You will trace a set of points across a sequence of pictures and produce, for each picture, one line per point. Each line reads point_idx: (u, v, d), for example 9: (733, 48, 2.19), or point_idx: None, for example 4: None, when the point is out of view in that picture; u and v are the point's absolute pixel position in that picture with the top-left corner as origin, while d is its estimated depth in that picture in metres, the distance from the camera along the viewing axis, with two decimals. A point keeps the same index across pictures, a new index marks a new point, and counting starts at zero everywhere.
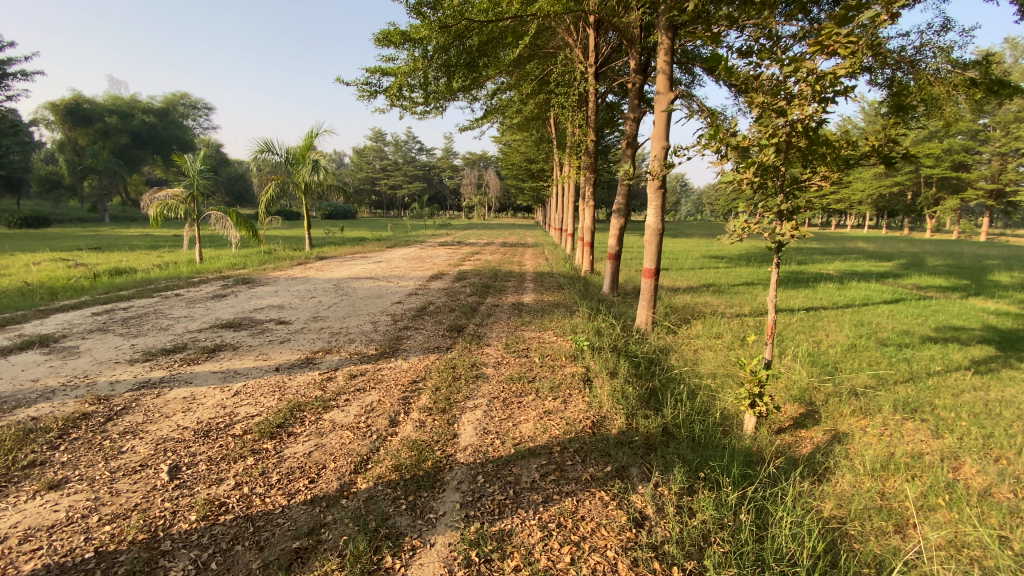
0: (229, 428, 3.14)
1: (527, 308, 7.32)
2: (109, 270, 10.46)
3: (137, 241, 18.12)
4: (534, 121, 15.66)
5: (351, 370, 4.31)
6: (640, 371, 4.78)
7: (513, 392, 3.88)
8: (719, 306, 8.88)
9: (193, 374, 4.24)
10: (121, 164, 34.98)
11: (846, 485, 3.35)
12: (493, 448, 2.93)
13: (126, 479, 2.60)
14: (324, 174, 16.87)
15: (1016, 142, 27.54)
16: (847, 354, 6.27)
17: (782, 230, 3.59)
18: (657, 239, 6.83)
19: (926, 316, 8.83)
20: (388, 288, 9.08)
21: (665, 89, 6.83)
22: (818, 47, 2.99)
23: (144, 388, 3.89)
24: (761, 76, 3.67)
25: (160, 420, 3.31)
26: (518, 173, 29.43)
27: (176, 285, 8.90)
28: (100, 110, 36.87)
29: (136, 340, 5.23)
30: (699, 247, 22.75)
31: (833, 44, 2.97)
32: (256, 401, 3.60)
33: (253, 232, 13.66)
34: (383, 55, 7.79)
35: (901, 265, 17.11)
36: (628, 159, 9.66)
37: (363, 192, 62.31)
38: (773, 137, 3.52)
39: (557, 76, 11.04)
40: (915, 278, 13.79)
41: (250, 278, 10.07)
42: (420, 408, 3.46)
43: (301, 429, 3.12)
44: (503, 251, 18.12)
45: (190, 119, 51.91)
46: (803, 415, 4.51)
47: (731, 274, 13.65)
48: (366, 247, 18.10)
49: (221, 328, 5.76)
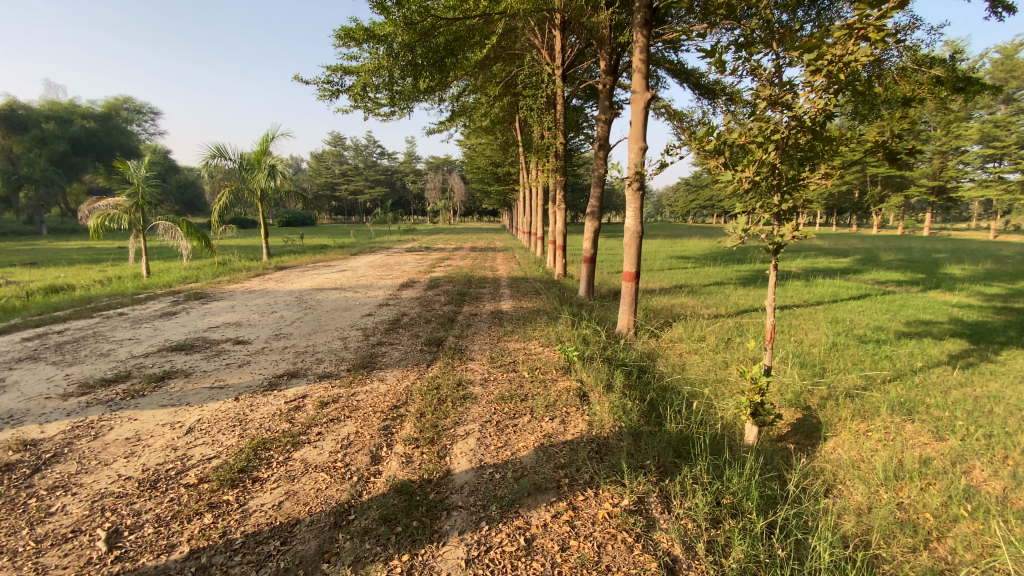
0: (181, 477, 2.69)
1: (506, 317, 7.00)
2: (44, 287, 9.52)
3: (76, 255, 16.77)
4: (500, 123, 15.42)
5: (321, 396, 3.87)
6: (633, 381, 4.52)
7: (505, 414, 3.55)
8: (697, 307, 8.79)
9: (139, 408, 3.69)
10: (59, 173, 32.76)
11: (863, 497, 3.18)
12: (495, 485, 2.59)
13: (55, 550, 2.12)
14: (282, 180, 16.07)
15: (955, 141, 29.26)
16: (830, 352, 6.21)
17: (783, 232, 3.42)
18: (637, 241, 6.59)
19: (894, 311, 8.98)
20: (356, 299, 8.56)
21: (641, 87, 6.63)
22: (847, 32, 2.72)
23: (80, 429, 3.32)
24: (755, 69, 3.44)
25: (98, 469, 2.79)
26: (483, 177, 29.06)
27: (120, 303, 8.13)
28: (36, 116, 34.47)
29: (72, 369, 4.59)
30: (667, 248, 22.97)
31: (863, 28, 2.68)
32: (213, 439, 3.13)
33: (207, 242, 12.81)
34: (344, 53, 7.34)
35: (857, 261, 17.71)
36: (599, 161, 9.48)
37: (323, 198, 60.45)
38: (774, 133, 3.34)
39: (524, 78, 10.85)
40: (874, 273, 14.22)
41: (204, 293, 9.36)
42: (404, 439, 3.09)
43: (268, 474, 2.69)
44: (473, 256, 17.73)
45: (136, 123, 49.22)
46: (800, 420, 4.35)
47: (702, 274, 13.71)
48: (330, 254, 17.39)
49: (171, 352, 5.18)
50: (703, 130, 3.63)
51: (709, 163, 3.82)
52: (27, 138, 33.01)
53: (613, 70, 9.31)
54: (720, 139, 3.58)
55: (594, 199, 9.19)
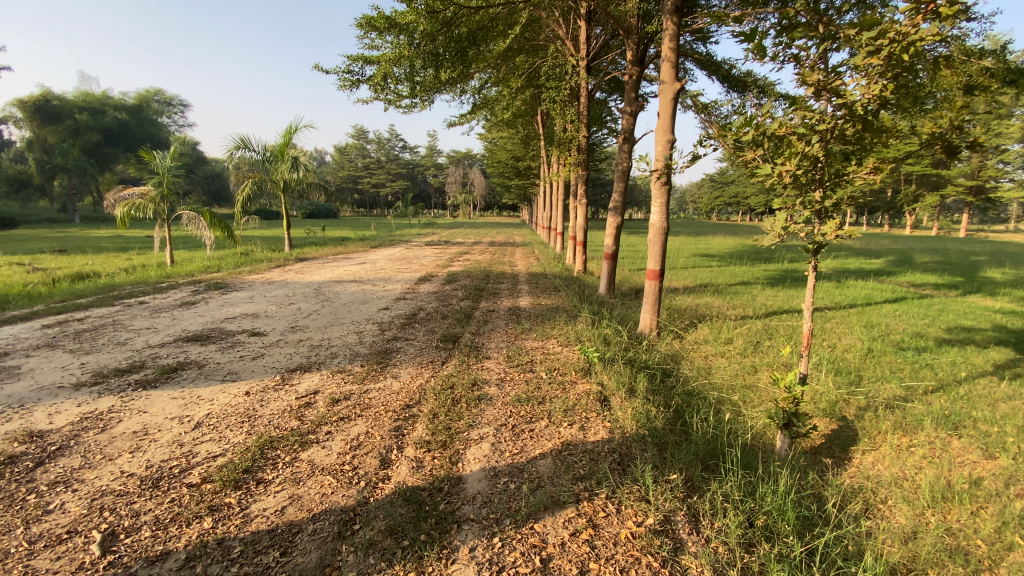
0: (184, 475, 2.59)
1: (525, 313, 6.84)
2: (70, 275, 9.69)
3: (107, 243, 17.17)
4: (521, 116, 15.18)
5: (333, 393, 3.74)
6: (657, 385, 4.32)
7: (522, 417, 3.38)
8: (722, 307, 8.49)
9: (149, 400, 3.62)
10: (91, 163, 33.68)
11: (906, 521, 2.95)
12: (509, 496, 2.43)
13: (48, 552, 2.03)
14: (304, 172, 16.14)
15: (996, 138, 27.96)
16: (866, 359, 5.88)
17: (826, 230, 3.16)
18: (662, 238, 6.33)
19: (933, 316, 8.52)
20: (374, 292, 8.49)
21: (670, 78, 6.34)
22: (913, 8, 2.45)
23: (88, 421, 3.26)
24: (798, 55, 3.20)
25: (102, 464, 2.72)
26: (504, 172, 28.83)
27: (141, 292, 8.20)
28: (70, 107, 35.43)
29: (87, 358, 4.57)
30: (690, 246, 22.44)
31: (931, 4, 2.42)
32: (220, 436, 3.04)
33: (230, 233, 12.91)
34: (365, 42, 7.21)
35: (890, 262, 17.02)
36: (623, 154, 9.20)
37: (346, 190, 61.23)
38: (819, 124, 3.10)
39: (547, 70, 10.59)
40: (909, 276, 13.61)
41: (224, 283, 9.41)
42: (415, 442, 2.94)
43: (273, 475, 2.58)
44: (491, 250, 17.58)
45: (165, 116, 50.30)
46: (835, 432, 4.10)
47: (726, 273, 13.32)
48: (350, 247, 17.47)
49: (187, 343, 5.13)
50: (741, 120, 3.37)
51: (745, 156, 3.57)
52: (63, 129, 33.98)
53: (641, 61, 9.00)
54: (759, 129, 3.33)
55: (617, 195, 8.91)
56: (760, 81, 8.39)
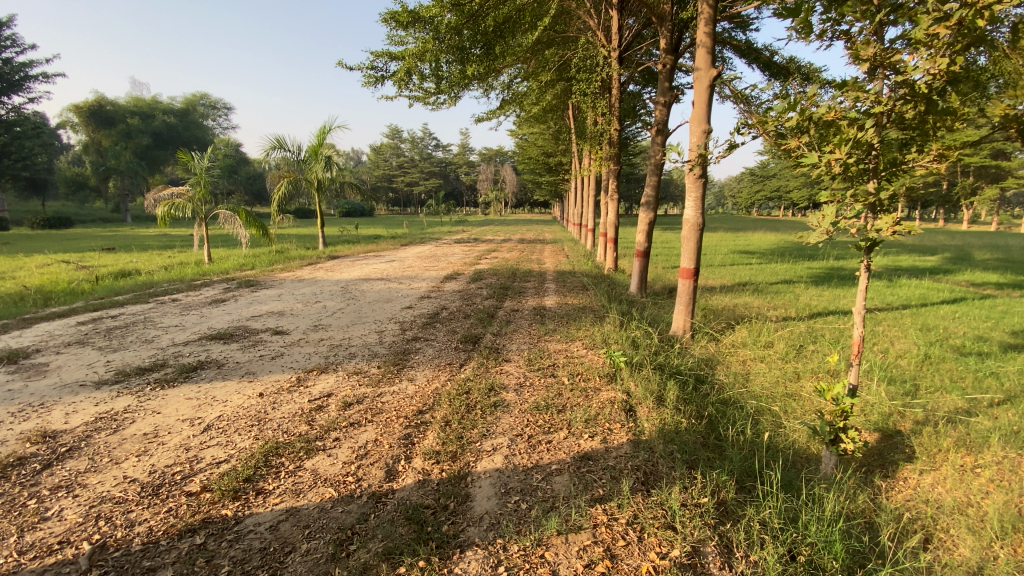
0: (185, 483, 2.51)
1: (550, 313, 6.62)
2: (113, 272, 10.02)
3: (151, 241, 17.88)
4: (552, 111, 14.92)
5: (346, 396, 3.62)
6: (689, 393, 4.04)
7: (539, 427, 3.17)
8: (762, 308, 8.03)
9: (164, 400, 3.59)
10: (141, 166, 35.19)
11: (970, 554, 2.61)
12: (519, 518, 2.23)
13: (37, 564, 1.96)
14: (337, 171, 16.32)
15: None
16: (922, 366, 5.38)
17: (880, 225, 2.83)
18: (697, 236, 5.98)
19: (996, 318, 7.82)
20: (399, 290, 8.42)
21: (706, 64, 5.96)
22: None
23: (102, 421, 3.25)
24: (850, 32, 2.86)
25: (107, 468, 2.67)
26: (534, 169, 28.53)
27: (176, 289, 8.38)
28: (122, 112, 37.02)
29: (113, 356, 4.62)
30: (728, 243, 21.58)
31: None
32: (228, 440, 2.96)
33: (264, 232, 13.13)
34: (390, 38, 7.13)
35: (945, 260, 15.89)
36: (655, 147, 8.81)
37: (380, 189, 62.22)
38: (874, 107, 2.76)
39: (578, 62, 10.29)
40: (967, 274, 12.64)
41: (256, 280, 9.54)
42: (424, 452, 2.78)
43: (274, 485, 2.46)
44: (521, 248, 17.39)
45: (209, 118, 52.07)
46: (888, 448, 3.73)
47: (767, 271, 12.70)
48: (381, 245, 17.59)
49: (210, 341, 5.15)
50: (783, 104, 3.04)
51: (788, 143, 3.24)
52: (115, 133, 35.62)
53: (675, 49, 8.56)
54: (804, 115, 2.99)
55: (649, 189, 8.56)
56: (804, 68, 7.87)
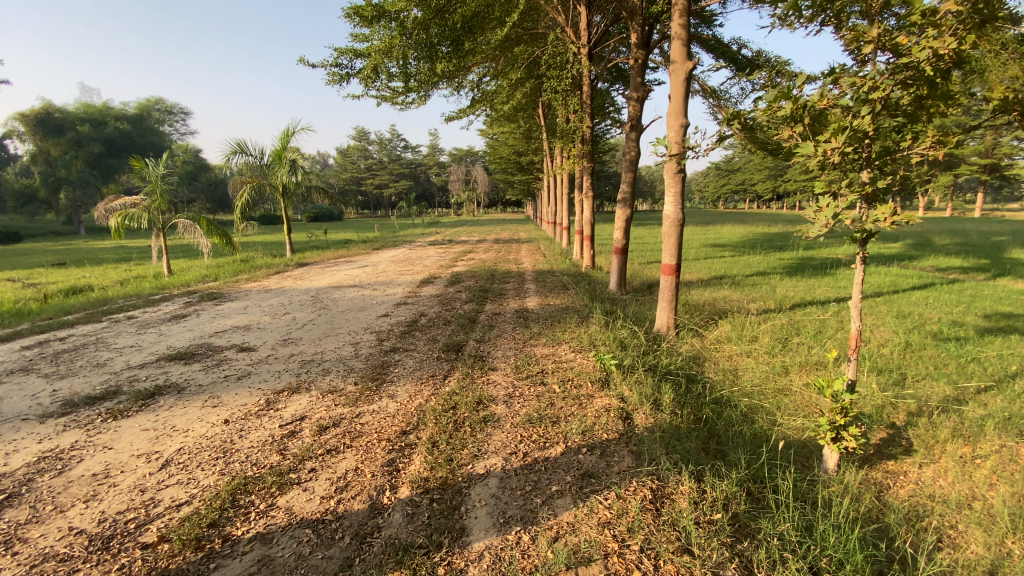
0: (141, 532, 2.21)
1: (532, 315, 6.43)
2: (63, 289, 9.37)
3: (106, 254, 16.93)
4: (522, 109, 14.76)
5: (321, 419, 3.33)
6: (683, 394, 3.90)
7: (534, 443, 2.96)
8: (742, 301, 8.02)
9: (118, 433, 3.23)
10: (94, 175, 33.50)
11: (984, 551, 2.50)
12: (522, 554, 2.02)
13: None
14: (303, 175, 15.75)
15: None
16: (905, 355, 5.39)
17: (878, 216, 2.71)
18: (678, 231, 5.89)
19: (966, 303, 7.97)
20: (374, 297, 8.10)
21: (681, 57, 5.84)
22: None
23: (46, 461, 2.89)
24: (845, 14, 2.72)
25: (51, 518, 2.34)
26: (506, 169, 28.38)
27: (132, 306, 7.85)
28: (71, 119, 35.21)
29: (61, 384, 4.20)
30: (701, 236, 21.80)
31: None
32: (190, 477, 2.65)
33: (228, 240, 12.54)
34: (353, 34, 6.80)
35: (907, 246, 16.38)
36: (630, 142, 8.70)
37: (349, 192, 61.06)
38: (873, 92, 2.62)
39: (548, 58, 10.13)
40: (932, 260, 12.99)
41: (219, 292, 9.05)
42: (411, 480, 2.54)
43: (244, 529, 2.19)
44: (496, 248, 17.14)
45: (166, 124, 49.96)
46: (885, 441, 3.66)
47: (741, 263, 12.79)
48: (353, 249, 17.10)
49: (169, 362, 4.76)
50: (776, 92, 2.86)
51: (779, 133, 3.09)
52: (65, 141, 33.85)
53: (646, 44, 8.47)
54: (798, 102, 2.83)
55: (625, 185, 8.45)
56: (772, 61, 7.91)
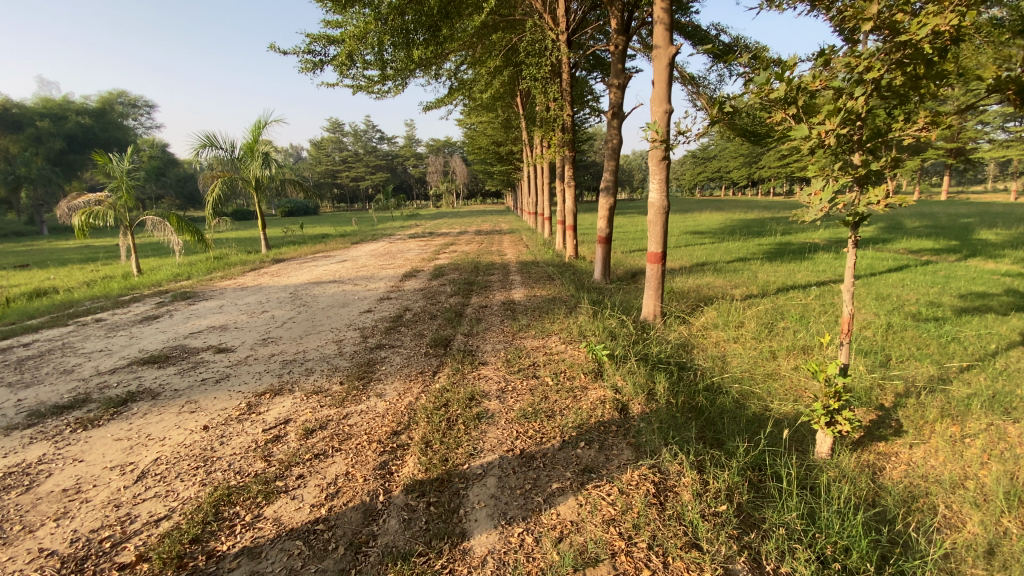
0: (117, 552, 2.06)
1: (519, 307, 6.34)
2: (24, 292, 8.93)
3: (71, 254, 16.24)
4: (501, 98, 14.57)
5: (307, 422, 3.19)
6: (675, 381, 3.86)
7: (530, 439, 2.88)
8: (726, 287, 8.06)
9: (89, 444, 3.05)
10: (54, 172, 32.13)
11: (981, 531, 2.51)
12: (527, 557, 1.94)
13: None
14: (277, 168, 15.30)
15: None
16: (887, 336, 5.45)
17: (872, 198, 2.67)
18: (663, 219, 5.84)
19: (941, 284, 8.14)
20: (355, 292, 7.90)
21: (664, 42, 5.75)
22: None
23: (11, 477, 2.70)
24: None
25: (18, 539, 2.18)
26: (485, 159, 28.11)
27: (99, 308, 7.51)
28: (28, 114, 33.64)
29: (25, 393, 3.96)
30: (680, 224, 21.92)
31: None
32: (169, 489, 2.50)
33: (199, 237, 12.08)
34: (326, 19, 6.55)
35: (880, 229, 16.72)
36: (612, 130, 8.62)
37: (325, 186, 59.85)
38: (869, 71, 2.58)
39: (526, 45, 9.96)
40: (904, 242, 13.29)
41: (193, 291, 8.74)
42: (406, 484, 2.43)
43: (229, 544, 2.05)
44: (478, 240, 16.95)
45: (130, 118, 48.18)
46: (875, 423, 3.68)
47: (722, 250, 12.88)
48: (331, 244, 16.74)
49: (142, 366, 4.53)
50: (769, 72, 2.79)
51: (772, 116, 3.02)
52: (23, 137, 32.37)
53: (625, 30, 8.37)
54: (792, 83, 2.77)
55: (608, 172, 8.37)
56: (750, 46, 7.94)
